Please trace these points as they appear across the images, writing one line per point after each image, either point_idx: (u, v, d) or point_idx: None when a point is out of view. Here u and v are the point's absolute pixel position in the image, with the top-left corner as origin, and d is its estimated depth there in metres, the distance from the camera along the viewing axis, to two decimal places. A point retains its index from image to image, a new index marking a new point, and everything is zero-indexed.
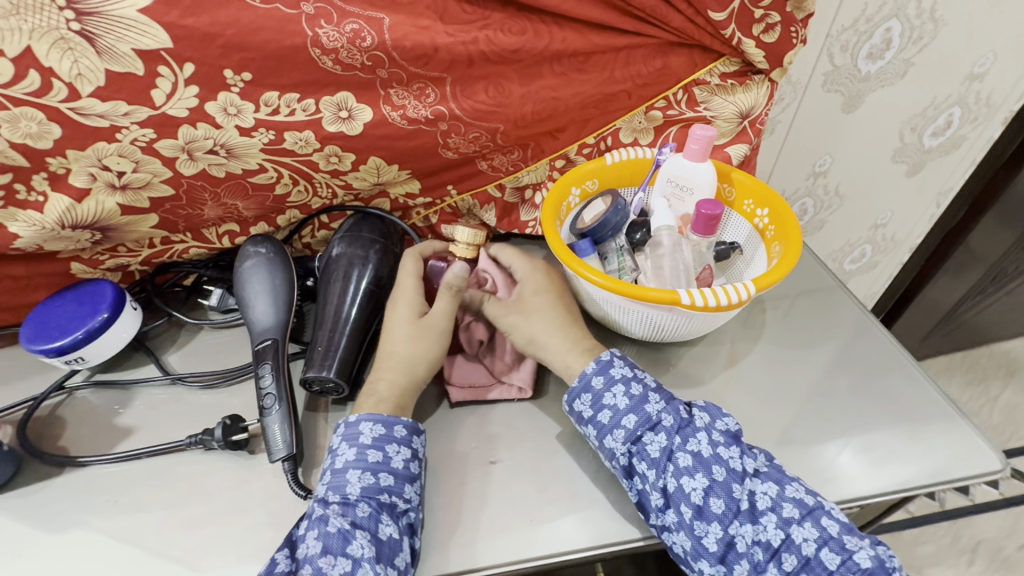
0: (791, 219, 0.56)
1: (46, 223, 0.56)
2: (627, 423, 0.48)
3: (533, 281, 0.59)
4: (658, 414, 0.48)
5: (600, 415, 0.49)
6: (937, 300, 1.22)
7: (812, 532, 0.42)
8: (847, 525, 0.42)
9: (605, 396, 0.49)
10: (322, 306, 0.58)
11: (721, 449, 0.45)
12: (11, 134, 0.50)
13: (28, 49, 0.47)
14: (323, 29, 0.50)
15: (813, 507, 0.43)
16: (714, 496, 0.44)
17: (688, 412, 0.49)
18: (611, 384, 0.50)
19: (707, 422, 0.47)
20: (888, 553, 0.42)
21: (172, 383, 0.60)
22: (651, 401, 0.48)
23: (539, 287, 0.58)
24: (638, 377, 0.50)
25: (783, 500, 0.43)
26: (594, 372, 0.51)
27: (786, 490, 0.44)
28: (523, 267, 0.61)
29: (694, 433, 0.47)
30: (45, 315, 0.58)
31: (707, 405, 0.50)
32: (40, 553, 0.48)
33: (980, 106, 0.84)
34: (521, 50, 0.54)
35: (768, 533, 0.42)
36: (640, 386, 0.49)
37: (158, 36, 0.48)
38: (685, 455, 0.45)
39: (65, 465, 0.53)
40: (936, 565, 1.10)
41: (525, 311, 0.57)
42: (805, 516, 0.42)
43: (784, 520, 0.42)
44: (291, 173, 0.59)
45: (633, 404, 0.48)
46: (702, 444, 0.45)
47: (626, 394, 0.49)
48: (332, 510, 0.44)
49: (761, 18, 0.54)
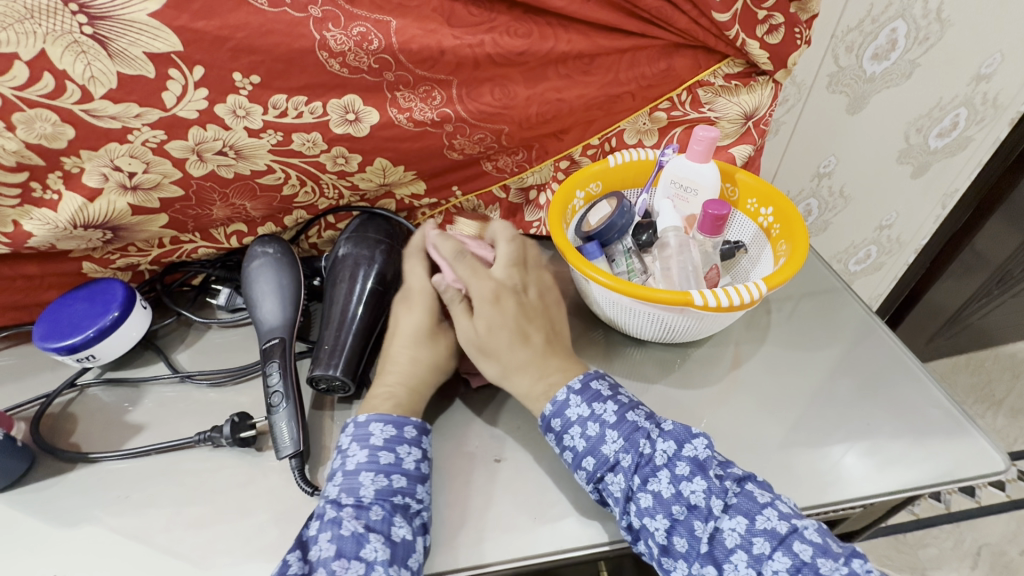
0: (796, 217, 0.56)
1: (59, 222, 0.57)
2: (587, 465, 0.47)
3: (485, 317, 0.52)
4: (616, 454, 0.46)
5: (563, 454, 0.49)
6: (941, 303, 1.21)
7: (784, 563, 0.40)
8: (821, 547, 0.41)
9: (564, 437, 0.48)
10: (328, 305, 0.58)
11: (683, 485, 0.44)
12: (26, 134, 0.51)
13: (43, 52, 0.47)
14: (331, 33, 0.51)
15: (786, 535, 0.41)
16: (677, 536, 0.43)
17: (652, 444, 0.47)
18: (568, 425, 0.48)
19: (671, 454, 0.46)
20: (866, 567, 0.41)
21: (180, 381, 0.61)
22: (608, 441, 0.47)
23: (492, 323, 0.52)
24: (595, 414, 0.48)
25: (753, 535, 0.42)
26: (551, 415, 0.49)
27: (756, 523, 0.42)
28: (476, 294, 0.53)
29: (654, 472, 0.45)
30: (58, 313, 0.59)
31: (675, 428, 0.48)
32: (52, 548, 0.48)
33: (986, 107, 0.84)
34: (527, 52, 0.54)
35: (739, 571, 0.41)
36: (597, 425, 0.48)
37: (169, 40, 0.49)
38: (646, 496, 0.44)
39: (77, 461, 0.54)
40: (941, 568, 1.09)
41: (484, 354, 0.52)
42: (775, 548, 0.41)
43: (755, 557, 0.41)
44: (298, 174, 0.60)
45: (590, 445, 0.47)
46: (662, 484, 0.44)
47: (582, 435, 0.48)
48: (346, 513, 0.44)
49: (765, 19, 0.54)
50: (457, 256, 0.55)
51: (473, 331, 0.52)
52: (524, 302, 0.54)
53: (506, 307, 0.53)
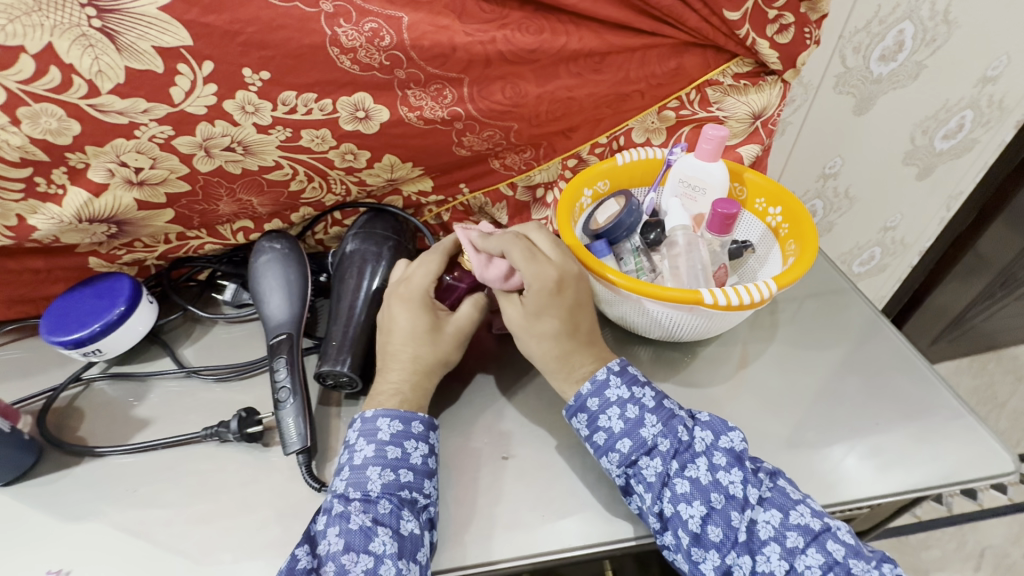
0: (806, 218, 0.56)
1: (64, 217, 0.57)
2: (622, 447, 0.47)
3: (535, 303, 0.50)
4: (654, 438, 0.47)
5: (596, 436, 0.48)
6: (945, 304, 1.21)
7: (817, 559, 0.41)
8: (853, 548, 0.41)
9: (599, 418, 0.48)
10: (336, 301, 0.58)
11: (721, 474, 0.44)
12: (31, 130, 0.51)
13: (50, 45, 0.47)
14: (342, 28, 0.51)
15: (819, 532, 0.42)
16: (712, 525, 0.43)
17: (689, 432, 0.47)
18: (606, 406, 0.48)
19: (709, 443, 0.46)
20: (897, 572, 0.41)
21: (186, 376, 0.61)
22: (647, 425, 0.47)
23: (540, 310, 0.51)
24: (635, 397, 0.49)
25: (787, 529, 0.42)
26: (589, 394, 0.49)
27: (790, 517, 0.42)
28: (530, 280, 0.50)
29: (692, 459, 0.46)
30: (65, 307, 0.58)
31: (712, 420, 0.48)
32: (57, 543, 0.48)
33: (992, 109, 0.84)
34: (538, 49, 0.54)
35: (770, 564, 0.41)
36: (636, 408, 0.48)
37: (179, 34, 0.49)
38: (683, 482, 0.45)
39: (83, 455, 0.54)
40: (943, 569, 1.09)
41: (526, 337, 0.52)
42: (809, 543, 0.41)
43: (788, 551, 0.41)
44: (306, 170, 0.60)
45: (627, 427, 0.47)
46: (700, 471, 0.45)
47: (621, 417, 0.48)
48: (354, 507, 0.44)
49: (775, 18, 0.54)
50: (512, 244, 0.52)
51: (523, 313, 0.52)
52: (582, 290, 0.52)
53: (563, 299, 0.51)
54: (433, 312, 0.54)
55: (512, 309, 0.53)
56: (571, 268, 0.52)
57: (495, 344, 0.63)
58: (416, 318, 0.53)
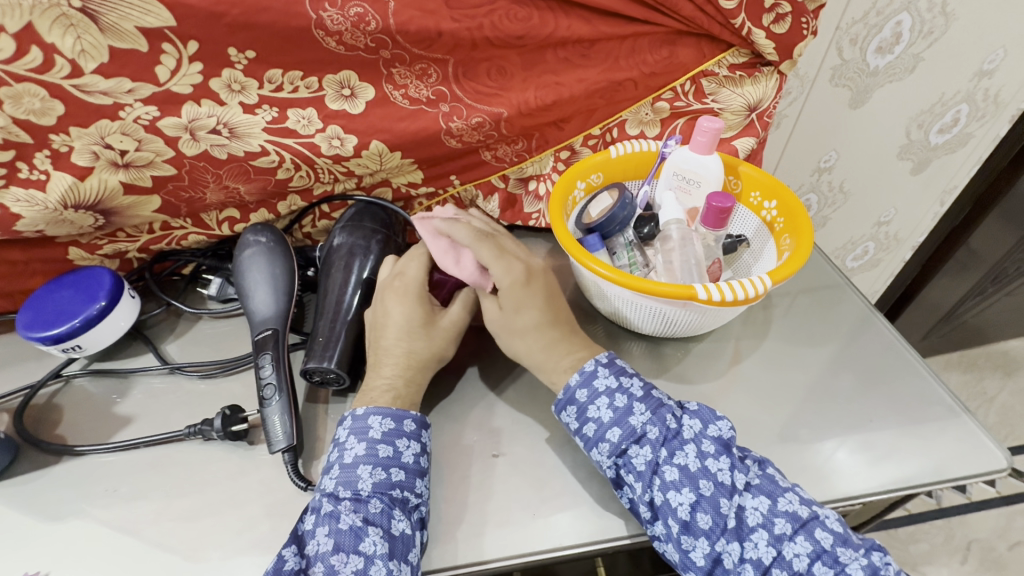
0: (802, 211, 0.55)
1: (48, 203, 0.55)
2: (612, 436, 0.46)
3: (514, 297, 0.52)
4: (643, 426, 0.46)
5: (586, 428, 0.48)
6: (938, 300, 1.22)
7: (805, 547, 0.40)
8: (841, 537, 0.41)
9: (589, 409, 0.48)
10: (322, 296, 0.57)
11: (710, 461, 0.44)
12: (14, 110, 0.50)
13: (30, 25, 0.46)
14: (328, 13, 0.49)
15: (807, 520, 0.41)
16: (701, 512, 0.42)
17: (678, 420, 0.47)
18: (594, 397, 0.48)
19: (697, 431, 0.46)
20: (886, 560, 0.40)
21: (170, 372, 0.59)
22: (635, 413, 0.47)
23: (520, 303, 0.52)
24: (623, 386, 0.48)
25: (775, 516, 0.41)
26: (577, 385, 0.49)
27: (779, 504, 0.42)
28: (503, 277, 0.52)
29: (681, 446, 0.45)
30: (43, 301, 0.57)
31: (700, 409, 0.48)
32: (36, 545, 0.47)
33: (987, 103, 0.84)
34: (526, 36, 0.53)
35: (758, 551, 0.41)
36: (624, 397, 0.47)
37: (162, 15, 0.47)
38: (672, 469, 0.44)
39: (64, 454, 0.53)
40: (931, 562, 1.10)
41: (510, 332, 0.52)
42: (797, 531, 0.41)
43: (775, 537, 0.41)
44: (293, 158, 0.58)
45: (616, 417, 0.47)
46: (689, 458, 0.44)
47: (609, 407, 0.47)
48: (344, 507, 0.43)
49: (772, 8, 0.53)
50: (480, 243, 0.53)
51: (502, 311, 0.53)
52: (549, 281, 0.55)
53: (535, 289, 0.53)
54: (427, 305, 0.54)
55: (491, 309, 0.53)
56: (535, 263, 0.55)
57: (486, 339, 0.62)
58: (410, 313, 0.52)
